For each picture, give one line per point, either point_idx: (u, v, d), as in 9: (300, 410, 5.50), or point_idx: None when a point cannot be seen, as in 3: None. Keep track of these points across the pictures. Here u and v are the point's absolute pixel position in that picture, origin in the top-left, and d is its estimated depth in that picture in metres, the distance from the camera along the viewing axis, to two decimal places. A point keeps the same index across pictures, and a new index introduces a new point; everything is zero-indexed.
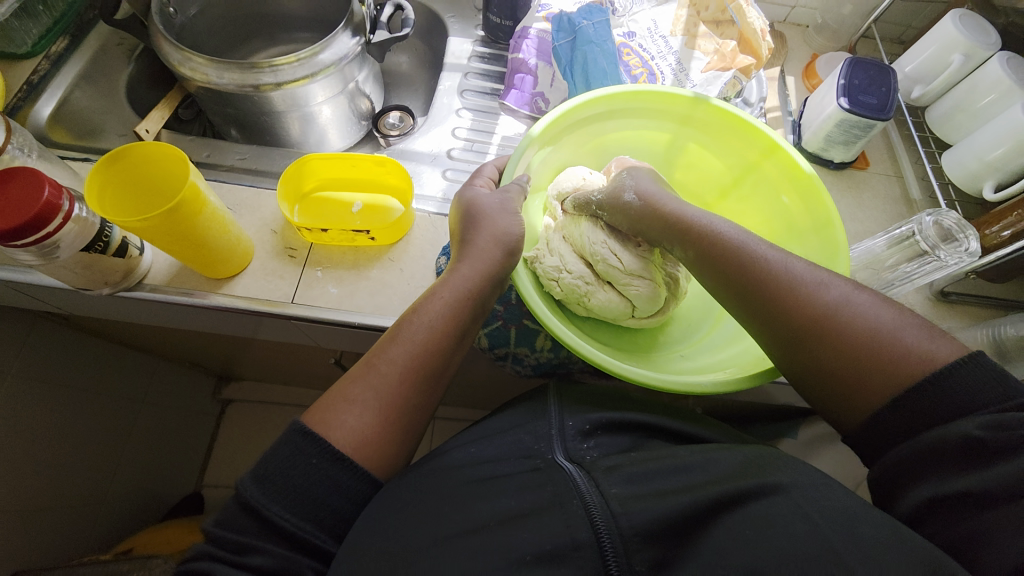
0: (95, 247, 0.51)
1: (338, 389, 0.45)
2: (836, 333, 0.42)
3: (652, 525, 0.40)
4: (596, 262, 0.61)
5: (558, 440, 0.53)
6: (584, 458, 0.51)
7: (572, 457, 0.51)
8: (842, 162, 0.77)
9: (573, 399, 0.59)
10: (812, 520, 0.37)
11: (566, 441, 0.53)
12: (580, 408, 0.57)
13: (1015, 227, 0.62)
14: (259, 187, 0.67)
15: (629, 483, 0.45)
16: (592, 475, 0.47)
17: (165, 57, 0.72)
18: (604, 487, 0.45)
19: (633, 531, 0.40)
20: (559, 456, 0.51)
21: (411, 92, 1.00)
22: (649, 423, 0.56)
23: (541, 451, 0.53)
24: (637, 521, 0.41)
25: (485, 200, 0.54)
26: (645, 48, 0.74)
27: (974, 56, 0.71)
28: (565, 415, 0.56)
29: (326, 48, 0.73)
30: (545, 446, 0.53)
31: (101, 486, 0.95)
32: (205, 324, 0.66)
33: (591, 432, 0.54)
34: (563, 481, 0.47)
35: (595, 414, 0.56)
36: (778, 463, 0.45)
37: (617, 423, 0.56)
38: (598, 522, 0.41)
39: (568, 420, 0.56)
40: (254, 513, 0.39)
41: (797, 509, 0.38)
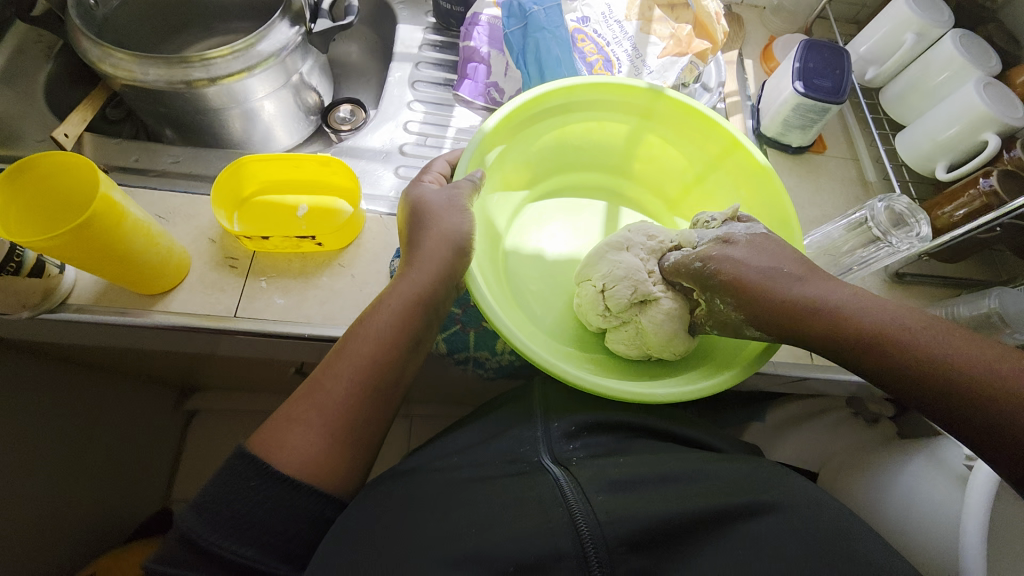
0: (6, 267, 0.48)
1: (283, 410, 0.42)
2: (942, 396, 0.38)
3: (636, 535, 0.42)
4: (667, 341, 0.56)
5: (543, 443, 0.52)
6: (570, 460, 0.50)
7: (558, 459, 0.50)
8: (800, 146, 0.77)
9: (558, 403, 0.57)
10: (801, 537, 0.41)
11: (552, 443, 0.52)
12: (566, 410, 0.56)
13: (968, 207, 0.62)
14: (195, 193, 0.62)
15: (617, 491, 0.45)
16: (578, 479, 0.46)
17: (84, 53, 0.66)
18: (588, 492, 0.45)
19: (618, 541, 0.41)
20: (545, 458, 0.50)
21: (363, 84, 0.95)
22: (636, 423, 0.55)
23: (526, 455, 0.51)
24: (621, 529, 0.42)
25: (432, 197, 0.51)
26: (600, 33, 0.71)
27: (926, 35, 0.71)
28: (551, 418, 0.55)
29: (263, 38, 0.69)
30: (530, 449, 0.51)
31: (56, 511, 0.90)
32: (144, 343, 0.62)
33: (578, 433, 0.53)
34: (547, 487, 0.46)
35: (580, 415, 0.55)
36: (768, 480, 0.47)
37: (607, 423, 0.55)
38: (583, 531, 0.41)
39: (554, 422, 0.54)
40: (193, 545, 0.37)
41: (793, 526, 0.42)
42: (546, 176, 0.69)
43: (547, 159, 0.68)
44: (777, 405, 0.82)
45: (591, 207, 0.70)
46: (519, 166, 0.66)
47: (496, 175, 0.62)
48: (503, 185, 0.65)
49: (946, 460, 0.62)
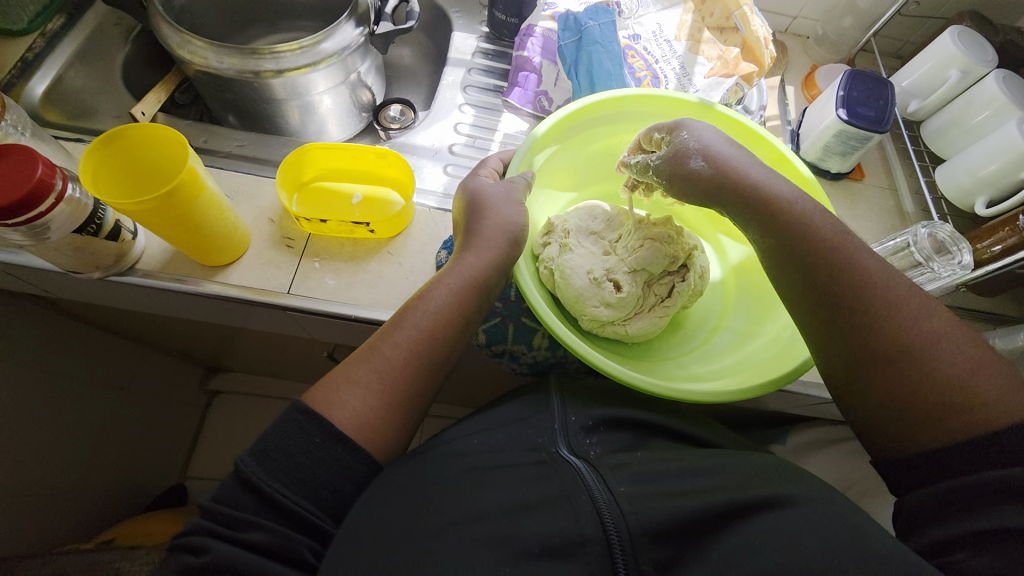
0: (87, 229, 0.50)
1: (341, 371, 0.45)
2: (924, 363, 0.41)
3: (658, 525, 0.42)
4: (599, 287, 0.59)
5: (561, 434, 0.53)
6: (588, 453, 0.51)
7: (575, 450, 0.51)
8: (839, 172, 0.78)
9: (576, 392, 0.60)
10: (817, 532, 0.40)
11: (569, 435, 0.53)
12: (584, 404, 0.57)
13: (1006, 243, 0.63)
14: (258, 175, 0.66)
15: (637, 483, 0.46)
16: (599, 472, 0.48)
17: (164, 39, 0.71)
18: (612, 485, 0.46)
19: (641, 530, 0.41)
20: (563, 449, 0.51)
21: (413, 86, 0.99)
22: (653, 422, 0.57)
23: (545, 444, 0.52)
24: (646, 520, 0.42)
25: (489, 189, 0.54)
26: (649, 51, 0.74)
27: (971, 73, 0.72)
28: (569, 410, 0.57)
29: (328, 37, 0.73)
30: (548, 439, 0.53)
31: (84, 474, 0.93)
32: (197, 313, 0.65)
33: (595, 428, 0.55)
34: (568, 475, 0.47)
35: (598, 411, 0.56)
36: (780, 476, 0.48)
37: (625, 419, 0.56)
38: (606, 517, 0.42)
39: (572, 415, 0.56)
40: (254, 490, 0.38)
41: (804, 517, 0.41)
42: (591, 183, 0.72)
43: (594, 167, 0.70)
44: (799, 427, 0.81)
45: None
46: (566, 170, 0.68)
47: (544, 176, 0.65)
48: (550, 186, 0.67)
49: None
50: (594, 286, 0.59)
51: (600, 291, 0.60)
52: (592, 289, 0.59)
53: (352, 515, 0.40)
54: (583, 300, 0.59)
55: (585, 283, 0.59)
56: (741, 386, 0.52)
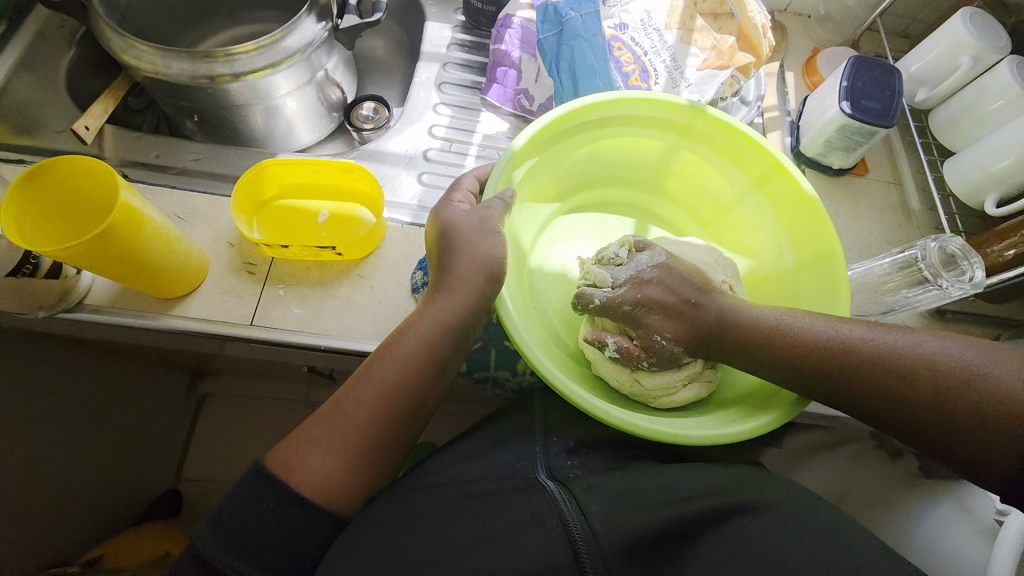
0: (23, 270, 0.46)
1: (302, 428, 0.41)
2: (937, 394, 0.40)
3: (631, 542, 0.40)
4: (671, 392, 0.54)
5: (540, 458, 0.52)
6: (567, 476, 0.49)
7: (555, 475, 0.49)
8: (841, 168, 0.74)
9: (561, 417, 0.56)
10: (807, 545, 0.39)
11: (549, 458, 0.51)
12: (565, 424, 0.55)
13: (1019, 248, 0.58)
14: (215, 193, 0.61)
15: (613, 501, 0.45)
16: (572, 491, 0.46)
17: (107, 44, 0.64)
18: (584, 505, 0.44)
19: (613, 547, 0.40)
20: (541, 474, 0.49)
21: (388, 80, 0.93)
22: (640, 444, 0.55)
23: (524, 470, 0.50)
24: (618, 538, 0.41)
25: (463, 218, 0.49)
26: (637, 41, 0.68)
27: (982, 60, 0.67)
28: (550, 433, 0.55)
29: (289, 34, 0.66)
30: (529, 464, 0.51)
31: (68, 495, 0.91)
32: (161, 343, 0.61)
33: (576, 449, 0.53)
34: (542, 499, 0.45)
35: (581, 431, 0.55)
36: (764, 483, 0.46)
37: (609, 440, 0.54)
38: (577, 540, 0.40)
39: (553, 437, 0.54)
40: (205, 567, 0.35)
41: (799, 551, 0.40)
42: (572, 191, 0.67)
43: (576, 174, 0.66)
44: (794, 432, 0.79)
45: (620, 224, 0.68)
46: (547, 181, 0.63)
47: (525, 189, 0.60)
48: (531, 199, 0.62)
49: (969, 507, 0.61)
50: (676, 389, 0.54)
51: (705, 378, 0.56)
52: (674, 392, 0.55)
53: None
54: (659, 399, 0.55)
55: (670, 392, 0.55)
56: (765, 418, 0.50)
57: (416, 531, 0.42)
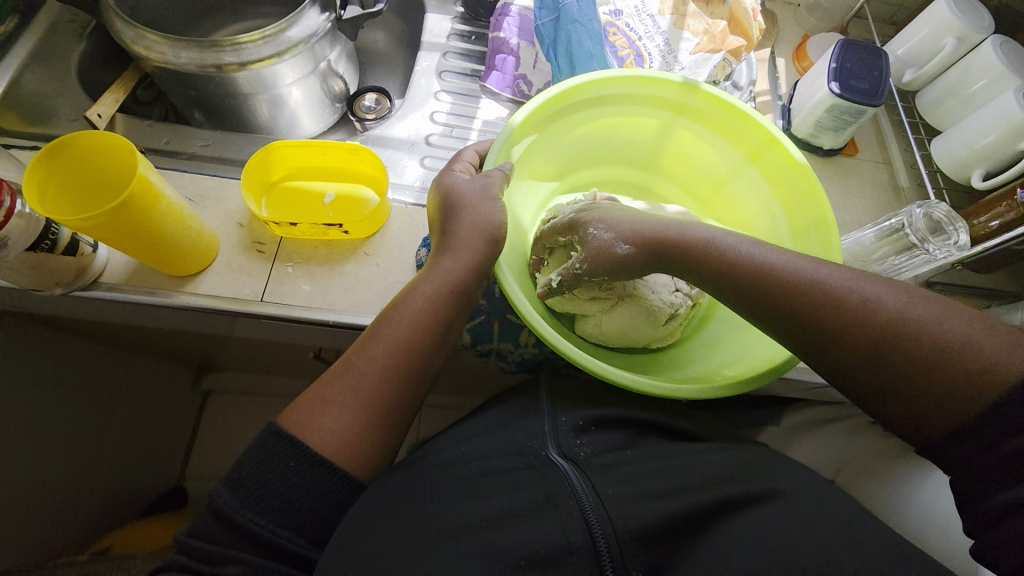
0: (42, 246, 0.47)
1: (316, 391, 0.43)
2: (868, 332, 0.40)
3: (645, 528, 0.42)
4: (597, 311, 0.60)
5: (550, 437, 0.52)
6: (577, 454, 0.50)
7: (566, 452, 0.50)
8: (832, 149, 0.76)
9: (565, 394, 0.58)
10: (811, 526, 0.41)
11: (559, 436, 0.52)
12: (574, 404, 0.56)
13: (1003, 218, 0.61)
14: (224, 176, 0.63)
15: (625, 484, 0.46)
16: (587, 474, 0.47)
17: (117, 35, 0.66)
18: (599, 487, 0.45)
19: (628, 532, 0.41)
20: (552, 452, 0.50)
21: (389, 72, 0.95)
22: (647, 420, 0.56)
23: (534, 448, 0.51)
24: (633, 522, 0.42)
25: (464, 186, 0.51)
26: (632, 27, 0.70)
27: (967, 40, 0.69)
28: (558, 412, 0.55)
29: (293, 24, 0.68)
30: (538, 442, 0.52)
31: (78, 485, 0.92)
32: (173, 324, 0.63)
33: (585, 428, 0.54)
34: (556, 482, 0.46)
35: (589, 411, 0.55)
36: (765, 469, 0.49)
37: (615, 418, 0.55)
38: (593, 522, 0.42)
39: (561, 416, 0.55)
40: (228, 521, 0.37)
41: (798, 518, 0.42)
42: (571, 170, 0.69)
43: (575, 152, 0.68)
44: (791, 408, 0.81)
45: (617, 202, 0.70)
46: (546, 159, 0.65)
47: (525, 166, 0.62)
48: (532, 177, 0.64)
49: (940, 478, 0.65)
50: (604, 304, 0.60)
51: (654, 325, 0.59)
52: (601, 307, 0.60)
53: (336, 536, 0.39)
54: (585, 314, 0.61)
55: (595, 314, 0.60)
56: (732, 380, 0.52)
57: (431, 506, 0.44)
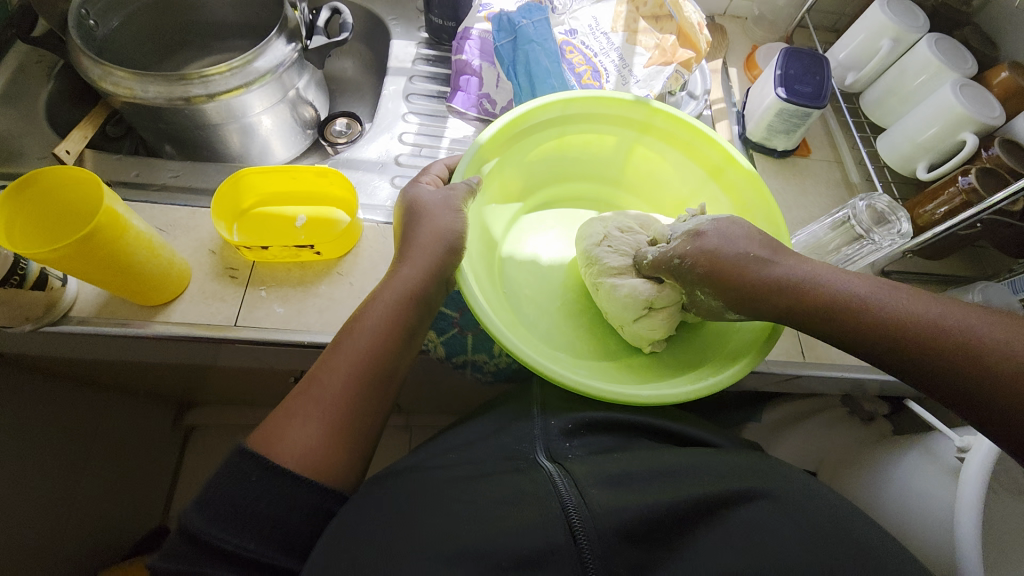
0: (11, 281, 0.47)
1: (281, 406, 0.43)
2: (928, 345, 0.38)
3: (627, 525, 0.43)
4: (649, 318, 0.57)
5: (541, 440, 0.54)
6: (566, 457, 0.51)
7: (554, 455, 0.51)
8: (785, 150, 0.79)
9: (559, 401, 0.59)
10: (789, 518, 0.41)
11: (549, 440, 0.53)
12: (564, 408, 0.58)
13: (949, 205, 0.64)
14: (195, 206, 0.64)
15: (610, 487, 0.47)
16: (572, 475, 0.48)
17: (85, 73, 0.67)
18: (583, 489, 0.46)
19: (611, 533, 0.42)
20: (541, 456, 0.51)
21: (359, 98, 0.98)
22: (638, 423, 0.57)
23: (523, 452, 0.52)
24: (616, 521, 0.43)
25: (427, 197, 0.53)
26: (587, 45, 0.73)
27: (903, 40, 0.74)
28: (548, 416, 0.57)
29: (259, 56, 0.70)
30: (528, 446, 0.53)
31: (55, 529, 0.89)
32: (149, 356, 0.62)
33: (575, 431, 0.55)
34: (541, 483, 0.47)
35: (577, 414, 0.57)
36: (768, 470, 0.49)
37: (606, 421, 0.56)
38: (575, 524, 0.42)
39: (552, 420, 0.56)
40: (194, 539, 0.36)
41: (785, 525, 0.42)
42: (540, 188, 0.71)
43: (545, 170, 0.70)
44: (770, 402, 0.83)
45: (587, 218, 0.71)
46: (517, 176, 0.67)
47: (495, 183, 0.64)
48: (502, 196, 0.67)
49: (939, 454, 0.62)
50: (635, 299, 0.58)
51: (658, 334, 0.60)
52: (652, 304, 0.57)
53: (315, 550, 0.38)
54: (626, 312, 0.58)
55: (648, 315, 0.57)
56: (689, 386, 0.52)
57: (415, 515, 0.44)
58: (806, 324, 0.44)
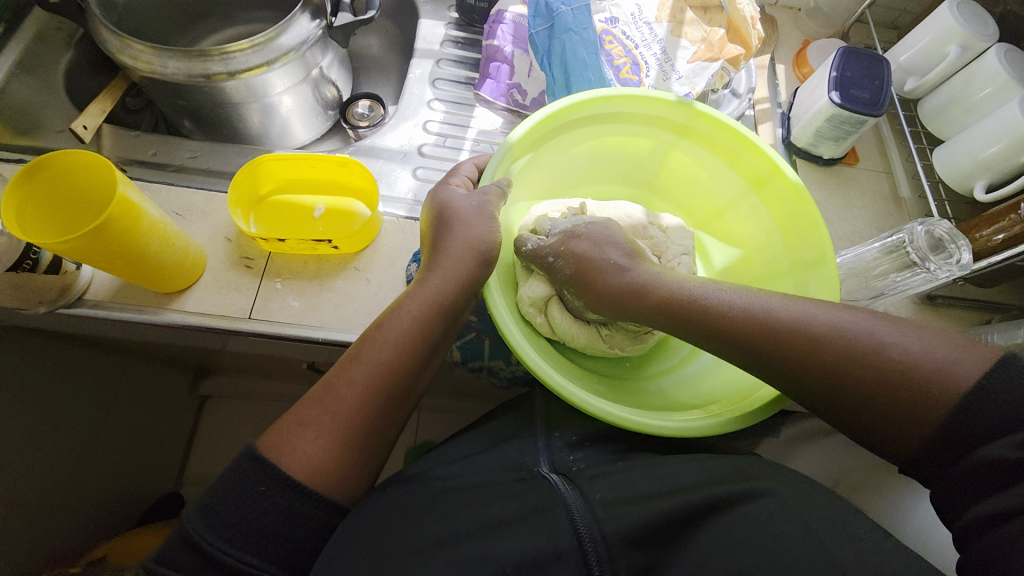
0: (24, 265, 0.47)
1: (294, 413, 0.41)
2: (825, 361, 0.40)
3: (635, 529, 0.39)
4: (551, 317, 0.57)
5: (544, 453, 0.52)
6: (570, 469, 0.49)
7: (558, 468, 0.49)
8: (832, 158, 0.74)
9: (572, 412, 0.57)
10: None
11: (553, 453, 0.51)
12: (568, 421, 0.56)
13: (1007, 232, 0.59)
14: (212, 190, 0.62)
15: (615, 489, 0.44)
16: (576, 485, 0.46)
17: (103, 44, 0.65)
18: (586, 493, 0.44)
19: (618, 536, 0.39)
20: (544, 468, 0.49)
21: (383, 78, 0.94)
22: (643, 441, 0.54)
23: (528, 464, 0.50)
24: (621, 525, 0.40)
25: (460, 202, 0.50)
26: (628, 35, 0.68)
27: (971, 48, 0.68)
28: (552, 429, 0.55)
29: (283, 32, 0.67)
30: (532, 459, 0.51)
31: (71, 492, 0.92)
32: (163, 340, 0.62)
33: (579, 444, 0.53)
34: (545, 492, 0.45)
35: (586, 428, 0.55)
36: (765, 470, 0.45)
37: (606, 436, 0.54)
38: (581, 529, 0.40)
39: (555, 433, 0.54)
40: (196, 548, 0.35)
41: None
42: (568, 186, 0.68)
43: (578, 168, 0.66)
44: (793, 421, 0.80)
45: None
46: (548, 175, 0.64)
47: (524, 182, 0.61)
48: (530, 194, 0.64)
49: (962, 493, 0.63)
50: (534, 300, 0.57)
51: (638, 336, 0.60)
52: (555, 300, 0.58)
53: (320, 559, 0.38)
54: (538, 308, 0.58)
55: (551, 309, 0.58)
56: (718, 418, 0.49)
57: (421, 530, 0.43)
58: (758, 357, 0.42)
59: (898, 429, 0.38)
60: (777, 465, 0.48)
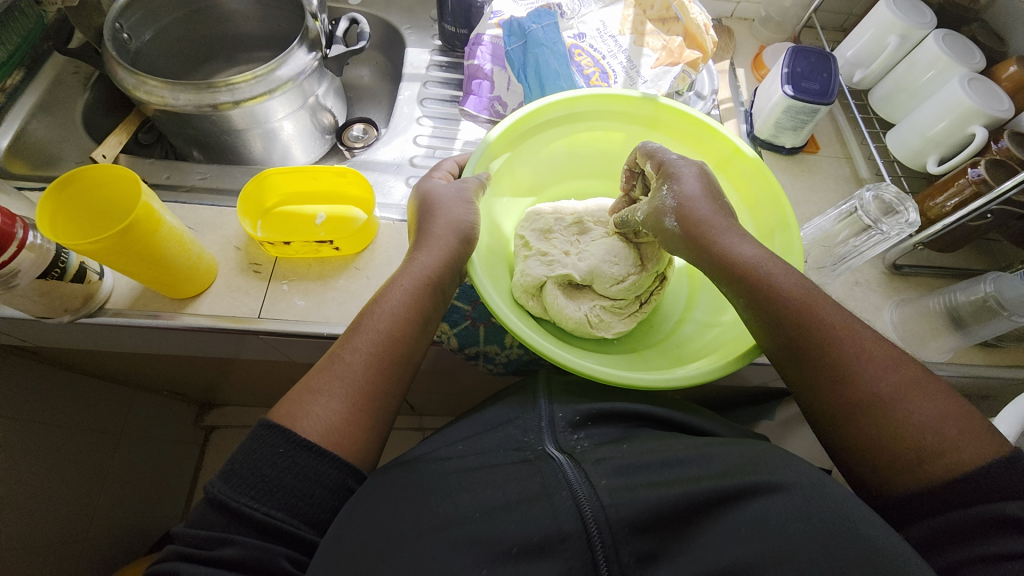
0: (52, 273, 0.50)
1: (304, 383, 0.45)
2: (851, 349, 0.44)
3: (640, 517, 0.41)
4: (546, 293, 0.62)
5: (547, 432, 0.52)
6: (574, 448, 0.50)
7: (562, 447, 0.50)
8: (794, 147, 0.80)
9: (562, 388, 0.59)
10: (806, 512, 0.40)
11: (556, 432, 0.52)
12: (570, 400, 0.57)
13: (959, 197, 0.64)
14: (222, 206, 0.67)
15: (619, 475, 0.45)
16: (580, 467, 0.47)
17: (119, 82, 0.71)
18: (592, 478, 0.45)
19: (621, 524, 0.41)
20: (548, 447, 0.50)
21: (375, 104, 1.01)
22: (640, 414, 0.56)
23: (531, 443, 0.51)
24: (624, 511, 0.42)
25: (441, 190, 0.56)
26: (595, 48, 0.75)
27: (910, 36, 0.74)
28: (554, 407, 0.56)
29: (282, 64, 0.73)
30: (534, 438, 0.52)
31: (82, 522, 0.92)
32: (176, 347, 0.65)
33: (581, 422, 0.54)
34: (550, 474, 0.46)
35: (584, 405, 0.56)
36: (774, 458, 0.46)
37: (612, 412, 0.55)
38: (587, 515, 0.41)
39: (557, 411, 0.55)
40: (223, 508, 0.38)
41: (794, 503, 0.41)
42: (551, 183, 0.73)
43: (557, 165, 0.72)
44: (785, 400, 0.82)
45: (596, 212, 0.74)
46: (529, 173, 0.70)
47: (505, 178, 0.67)
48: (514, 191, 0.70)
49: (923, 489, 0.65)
50: (526, 285, 0.62)
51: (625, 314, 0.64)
52: (555, 277, 0.62)
53: (336, 525, 0.41)
54: (529, 292, 0.63)
55: (545, 291, 0.62)
56: (696, 370, 0.53)
57: (429, 499, 0.45)
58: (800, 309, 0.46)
59: (881, 435, 0.41)
60: (779, 451, 0.49)
